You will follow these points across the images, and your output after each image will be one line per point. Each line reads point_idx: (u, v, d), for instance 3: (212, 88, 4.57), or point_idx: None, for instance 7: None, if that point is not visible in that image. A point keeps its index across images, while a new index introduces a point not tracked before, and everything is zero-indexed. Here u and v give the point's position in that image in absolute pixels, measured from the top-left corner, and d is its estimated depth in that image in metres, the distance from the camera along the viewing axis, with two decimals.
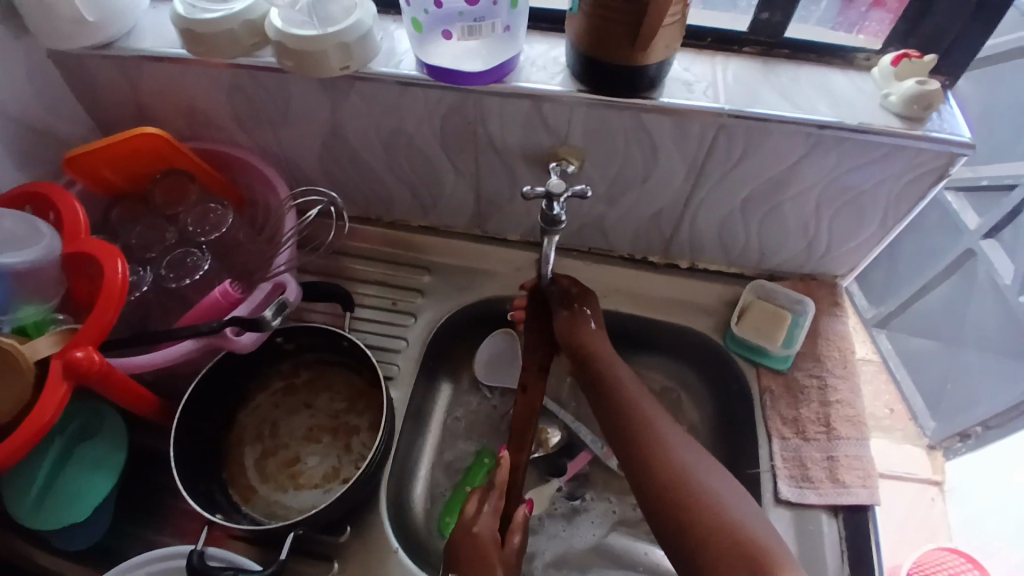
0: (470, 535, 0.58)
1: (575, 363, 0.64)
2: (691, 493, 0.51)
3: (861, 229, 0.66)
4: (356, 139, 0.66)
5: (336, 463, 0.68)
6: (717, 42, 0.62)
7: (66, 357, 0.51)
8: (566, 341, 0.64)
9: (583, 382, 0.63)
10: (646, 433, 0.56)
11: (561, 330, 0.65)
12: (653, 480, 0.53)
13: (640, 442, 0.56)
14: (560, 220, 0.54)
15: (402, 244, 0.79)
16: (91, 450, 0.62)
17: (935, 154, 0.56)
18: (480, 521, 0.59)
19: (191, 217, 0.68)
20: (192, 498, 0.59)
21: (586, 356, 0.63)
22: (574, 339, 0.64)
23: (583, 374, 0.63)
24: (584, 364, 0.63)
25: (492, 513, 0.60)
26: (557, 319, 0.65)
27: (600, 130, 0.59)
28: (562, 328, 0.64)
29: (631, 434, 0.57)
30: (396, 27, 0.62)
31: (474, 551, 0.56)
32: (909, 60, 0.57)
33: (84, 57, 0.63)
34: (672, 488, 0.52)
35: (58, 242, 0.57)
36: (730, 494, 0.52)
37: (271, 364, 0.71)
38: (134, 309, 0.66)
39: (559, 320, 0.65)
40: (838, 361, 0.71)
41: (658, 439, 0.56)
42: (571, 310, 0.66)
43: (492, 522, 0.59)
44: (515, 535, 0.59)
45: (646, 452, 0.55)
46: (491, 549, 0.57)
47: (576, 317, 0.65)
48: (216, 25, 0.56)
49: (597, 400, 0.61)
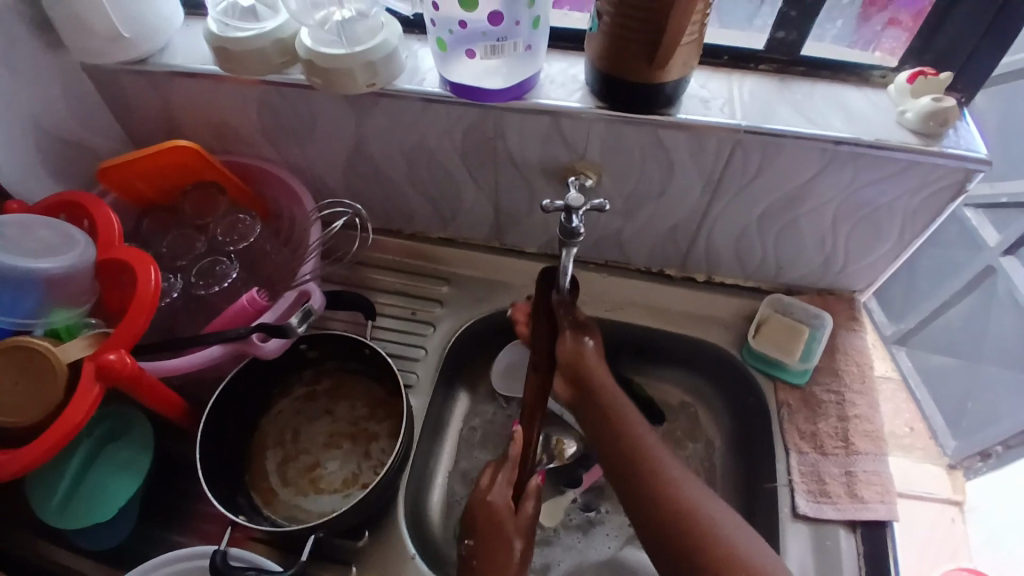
0: (483, 503, 0.60)
1: (578, 396, 0.63)
2: (713, 547, 0.50)
3: (876, 245, 0.66)
4: (380, 154, 0.68)
5: (356, 469, 0.70)
6: (733, 59, 0.63)
7: (99, 360, 0.53)
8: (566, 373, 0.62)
9: (579, 402, 0.63)
10: (653, 476, 0.56)
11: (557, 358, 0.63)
12: (669, 531, 0.52)
13: (631, 461, 0.57)
14: (578, 232, 0.55)
15: (421, 255, 0.80)
16: (119, 452, 0.64)
17: (952, 170, 0.56)
18: (494, 492, 0.60)
19: (221, 228, 0.71)
20: (218, 501, 0.60)
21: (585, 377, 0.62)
22: (572, 368, 0.62)
23: (588, 410, 0.62)
24: (591, 403, 0.62)
25: (504, 484, 0.61)
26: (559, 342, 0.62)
27: (618, 145, 0.61)
28: (567, 348, 0.62)
29: (622, 452, 0.58)
30: (419, 46, 0.64)
31: (491, 521, 0.59)
32: (925, 77, 0.57)
33: (121, 73, 0.66)
34: (688, 538, 0.51)
35: (92, 250, 0.59)
36: (738, 527, 0.52)
37: (293, 371, 0.73)
38: (164, 316, 0.68)
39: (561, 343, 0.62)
40: (856, 376, 0.71)
41: (675, 486, 0.55)
42: (574, 337, 0.62)
43: (507, 495, 0.60)
44: (529, 501, 0.60)
45: (661, 501, 0.54)
46: (506, 518, 0.59)
47: (578, 344, 0.62)
48: (248, 44, 0.59)
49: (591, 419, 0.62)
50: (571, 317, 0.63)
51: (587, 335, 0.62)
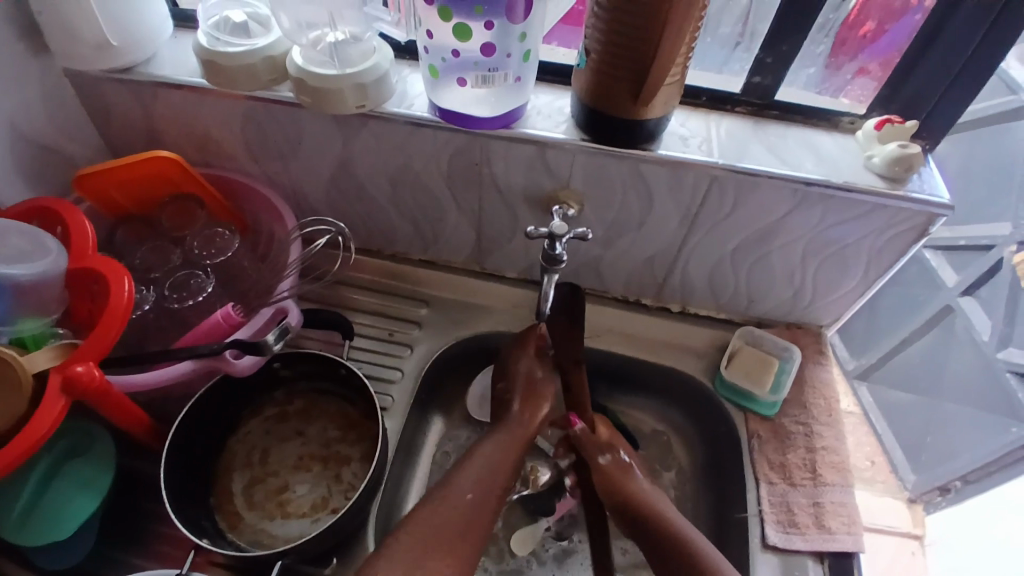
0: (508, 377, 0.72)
1: (622, 511, 0.66)
2: None
3: (844, 281, 0.69)
4: (366, 175, 0.69)
5: (326, 493, 0.68)
6: (711, 100, 0.66)
7: (66, 371, 0.51)
8: (609, 503, 0.67)
9: (622, 517, 0.66)
10: (688, 547, 0.60)
11: (599, 486, 0.68)
12: None
13: (666, 546, 0.62)
14: (560, 259, 0.58)
15: (400, 276, 0.80)
16: (80, 467, 0.61)
17: (917, 213, 0.59)
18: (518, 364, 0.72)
19: (198, 240, 0.70)
20: (181, 523, 0.58)
21: (621, 492, 0.66)
22: (614, 488, 0.67)
23: (647, 542, 0.63)
24: (641, 527, 0.64)
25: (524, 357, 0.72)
26: (598, 466, 0.68)
27: (600, 177, 0.62)
28: (603, 470, 0.68)
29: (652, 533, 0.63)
30: (410, 71, 0.66)
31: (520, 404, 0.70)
32: (892, 124, 0.61)
33: (105, 81, 0.65)
34: None
35: (65, 259, 0.57)
36: None
37: (265, 390, 0.71)
38: (135, 329, 0.66)
39: (598, 468, 0.68)
40: (823, 409, 0.73)
41: (707, 556, 0.59)
42: (610, 460, 0.69)
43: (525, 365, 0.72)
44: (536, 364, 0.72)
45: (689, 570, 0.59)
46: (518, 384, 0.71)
47: (616, 464, 0.68)
48: (238, 59, 0.59)
49: (623, 515, 0.66)
50: (595, 440, 0.70)
51: (619, 451, 0.70)
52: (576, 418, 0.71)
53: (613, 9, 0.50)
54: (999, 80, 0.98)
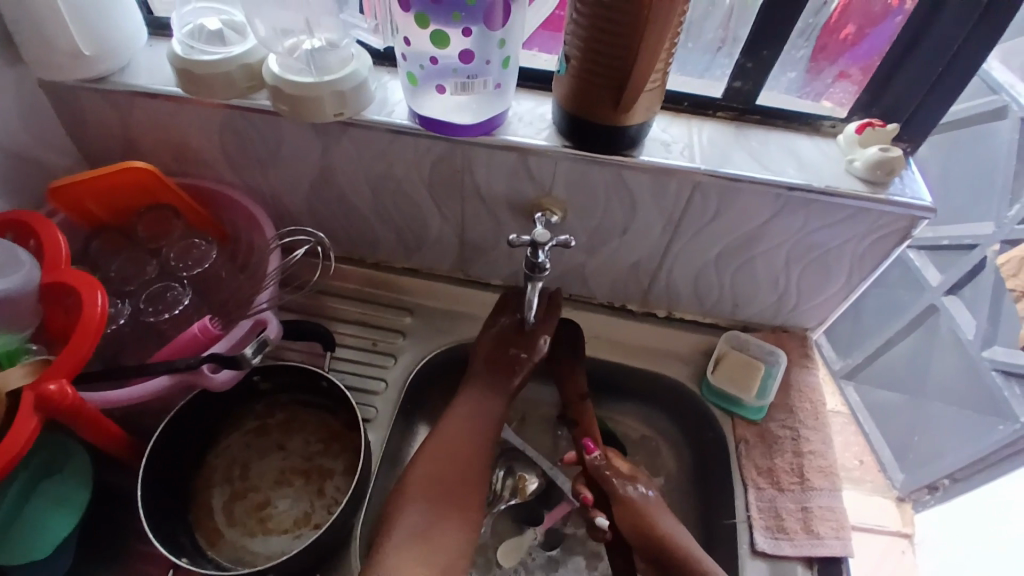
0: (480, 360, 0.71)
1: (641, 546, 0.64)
2: None
3: (828, 285, 0.69)
4: (346, 183, 0.68)
5: (308, 508, 0.67)
6: (693, 106, 0.66)
7: (38, 390, 0.50)
8: (636, 542, 0.64)
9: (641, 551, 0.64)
10: None
11: (620, 519, 0.65)
12: None
13: None
14: (543, 267, 0.58)
15: (384, 284, 0.79)
16: (57, 486, 0.59)
17: (898, 216, 0.59)
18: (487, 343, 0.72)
19: (174, 251, 0.68)
20: (159, 541, 0.57)
21: (646, 528, 0.64)
22: (637, 523, 0.64)
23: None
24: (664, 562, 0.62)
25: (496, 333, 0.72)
26: (619, 499, 0.66)
27: (583, 183, 0.62)
28: (624, 505, 0.65)
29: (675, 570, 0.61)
30: (390, 78, 0.65)
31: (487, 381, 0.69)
32: (873, 129, 0.60)
33: (79, 89, 0.64)
34: None
35: (38, 271, 0.56)
36: None
37: (245, 404, 0.69)
38: (110, 343, 0.64)
39: (620, 500, 0.66)
40: (810, 413, 0.72)
41: None
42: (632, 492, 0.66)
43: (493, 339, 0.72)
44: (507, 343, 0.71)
45: None
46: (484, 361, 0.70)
47: (637, 496, 0.66)
48: (214, 67, 0.58)
49: (645, 552, 0.63)
50: (615, 470, 0.68)
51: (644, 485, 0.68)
52: (593, 445, 0.70)
53: (592, 13, 0.49)
54: (980, 81, 1.02)
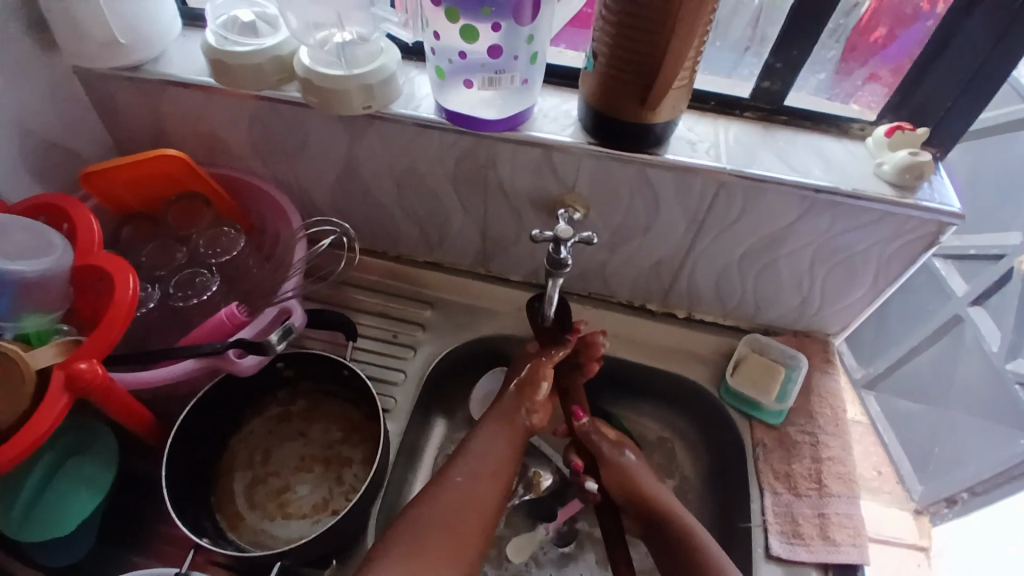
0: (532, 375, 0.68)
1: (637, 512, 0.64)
2: None
3: (852, 290, 0.68)
4: (371, 176, 0.69)
5: (327, 494, 0.68)
6: (719, 106, 0.65)
7: (69, 368, 0.51)
8: (622, 499, 0.65)
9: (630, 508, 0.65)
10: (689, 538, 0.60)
11: (608, 481, 0.66)
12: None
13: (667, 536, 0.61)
14: (565, 264, 0.57)
15: (404, 277, 0.80)
16: (83, 466, 0.61)
17: (927, 221, 0.58)
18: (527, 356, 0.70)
19: (203, 240, 0.70)
20: (182, 522, 0.58)
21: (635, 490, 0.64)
22: (621, 482, 0.65)
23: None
24: (649, 521, 0.63)
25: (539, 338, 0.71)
26: (604, 462, 0.67)
27: (607, 181, 0.62)
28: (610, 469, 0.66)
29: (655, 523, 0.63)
30: (416, 73, 0.65)
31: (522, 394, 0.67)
32: (902, 132, 0.60)
33: (114, 79, 0.65)
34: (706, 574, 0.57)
35: (70, 256, 0.57)
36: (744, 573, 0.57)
37: (267, 391, 0.71)
38: (138, 326, 0.66)
39: (606, 464, 0.66)
40: (830, 419, 0.72)
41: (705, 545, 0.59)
42: (614, 454, 0.67)
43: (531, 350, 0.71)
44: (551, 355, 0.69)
45: (687, 556, 0.59)
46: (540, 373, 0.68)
47: (624, 462, 0.66)
48: (246, 59, 0.59)
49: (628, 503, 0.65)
50: (602, 435, 0.69)
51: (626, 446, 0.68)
52: (581, 411, 0.69)
53: (621, 8, 0.49)
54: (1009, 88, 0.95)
